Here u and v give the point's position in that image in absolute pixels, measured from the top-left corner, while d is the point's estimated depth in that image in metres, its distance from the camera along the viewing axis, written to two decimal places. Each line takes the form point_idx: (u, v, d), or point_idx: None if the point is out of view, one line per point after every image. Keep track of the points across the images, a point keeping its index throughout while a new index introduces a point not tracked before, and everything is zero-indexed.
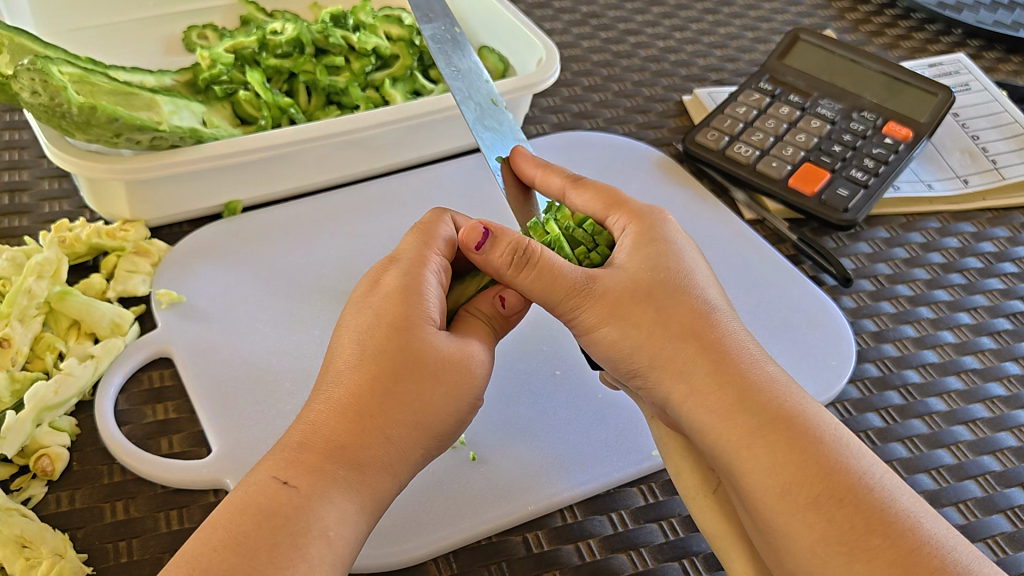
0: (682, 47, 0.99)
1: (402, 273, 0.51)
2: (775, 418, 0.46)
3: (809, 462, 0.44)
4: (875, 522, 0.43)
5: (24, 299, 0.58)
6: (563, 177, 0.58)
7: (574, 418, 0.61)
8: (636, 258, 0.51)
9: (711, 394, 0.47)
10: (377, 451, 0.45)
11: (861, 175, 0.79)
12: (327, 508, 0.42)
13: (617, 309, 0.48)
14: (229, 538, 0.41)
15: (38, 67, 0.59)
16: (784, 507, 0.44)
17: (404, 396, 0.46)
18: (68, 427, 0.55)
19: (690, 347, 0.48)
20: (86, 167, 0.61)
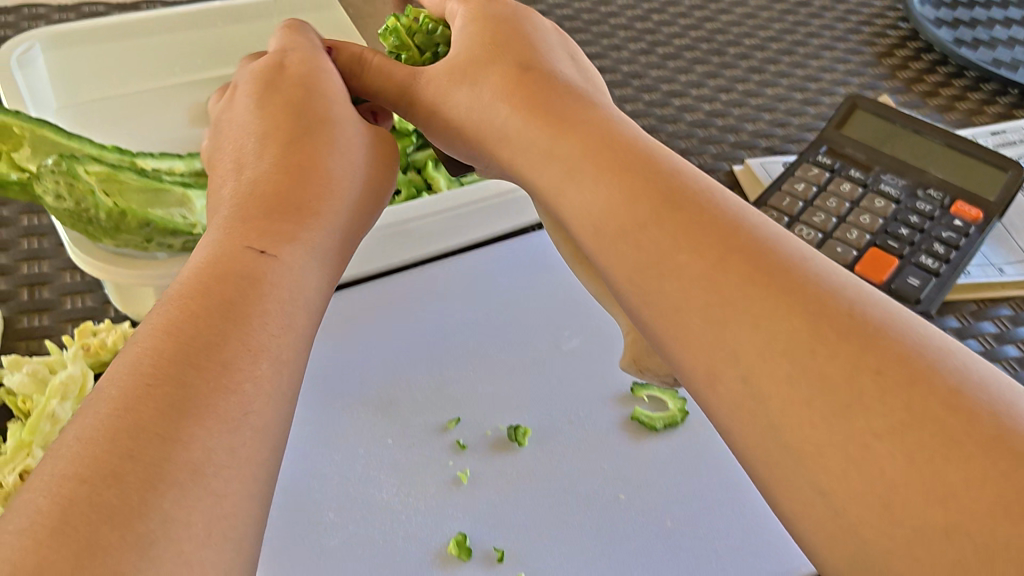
0: (729, 110, 0.95)
1: (297, 107, 0.51)
2: (748, 251, 0.39)
3: (782, 292, 0.36)
4: (846, 324, 0.34)
5: (48, 423, 0.53)
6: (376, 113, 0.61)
7: (644, 552, 0.55)
8: (581, 129, 0.46)
9: (675, 254, 0.40)
10: (291, 223, 0.43)
11: (931, 261, 0.74)
12: (276, 262, 0.40)
13: (585, 176, 0.45)
14: (175, 340, 0.35)
15: (62, 169, 0.55)
16: (720, 283, 0.38)
17: (325, 208, 0.45)
18: None
19: (649, 208, 0.42)
20: (115, 275, 0.56)
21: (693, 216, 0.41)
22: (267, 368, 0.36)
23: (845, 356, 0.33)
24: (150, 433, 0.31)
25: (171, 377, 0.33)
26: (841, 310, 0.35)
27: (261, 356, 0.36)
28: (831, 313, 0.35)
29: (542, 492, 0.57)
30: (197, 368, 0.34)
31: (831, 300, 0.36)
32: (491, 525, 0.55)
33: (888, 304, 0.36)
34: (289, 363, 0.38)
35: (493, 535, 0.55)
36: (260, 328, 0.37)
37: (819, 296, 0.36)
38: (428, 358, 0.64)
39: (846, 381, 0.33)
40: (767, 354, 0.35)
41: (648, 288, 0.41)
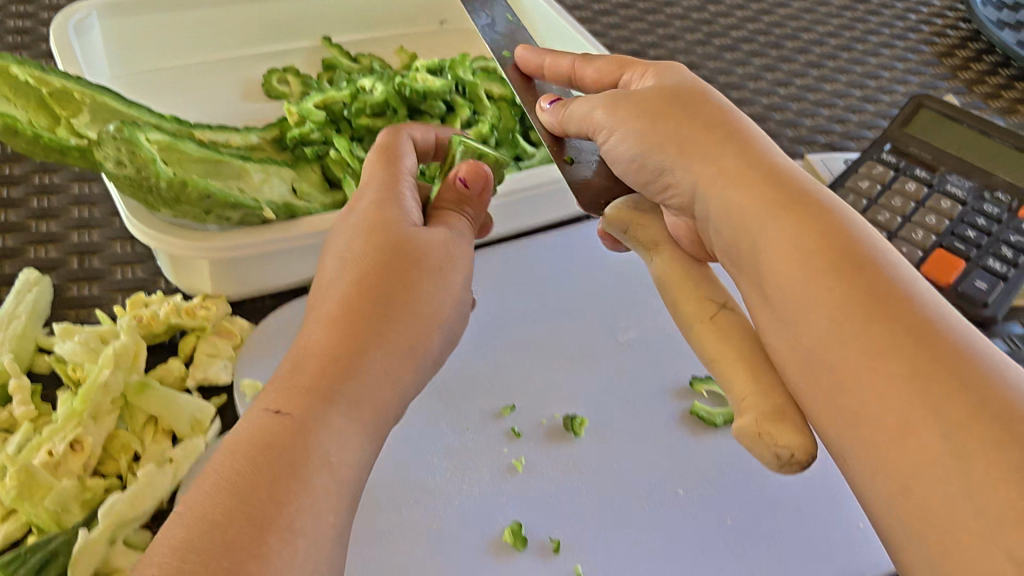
0: (787, 105, 0.93)
1: (386, 208, 0.48)
2: (910, 315, 0.36)
3: (931, 351, 0.34)
4: (1010, 416, 0.32)
5: (99, 393, 0.52)
6: (571, 58, 0.60)
7: (704, 547, 0.54)
8: (744, 171, 0.45)
9: (827, 295, 0.38)
10: (360, 390, 0.40)
11: (1000, 266, 0.72)
12: (331, 433, 0.38)
13: (749, 220, 0.43)
14: (225, 483, 0.35)
15: (124, 135, 0.53)
16: (894, 451, 0.34)
17: (401, 332, 0.43)
18: (143, 543, 0.50)
19: (817, 244, 0.40)
20: (172, 246, 0.55)
21: (858, 268, 0.39)
22: (320, 483, 0.36)
23: (970, 414, 0.32)
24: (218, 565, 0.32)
25: (229, 518, 0.34)
26: (977, 379, 0.33)
27: (304, 494, 0.35)
28: (954, 364, 0.34)
29: (599, 483, 0.56)
30: (242, 515, 0.34)
31: (947, 343, 0.35)
32: (546, 515, 0.54)
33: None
34: (341, 483, 0.37)
35: (547, 524, 0.54)
36: (293, 500, 0.35)
37: (949, 351, 0.35)
38: (480, 341, 0.63)
39: (971, 446, 0.31)
40: (897, 396, 0.34)
41: (788, 317, 0.40)
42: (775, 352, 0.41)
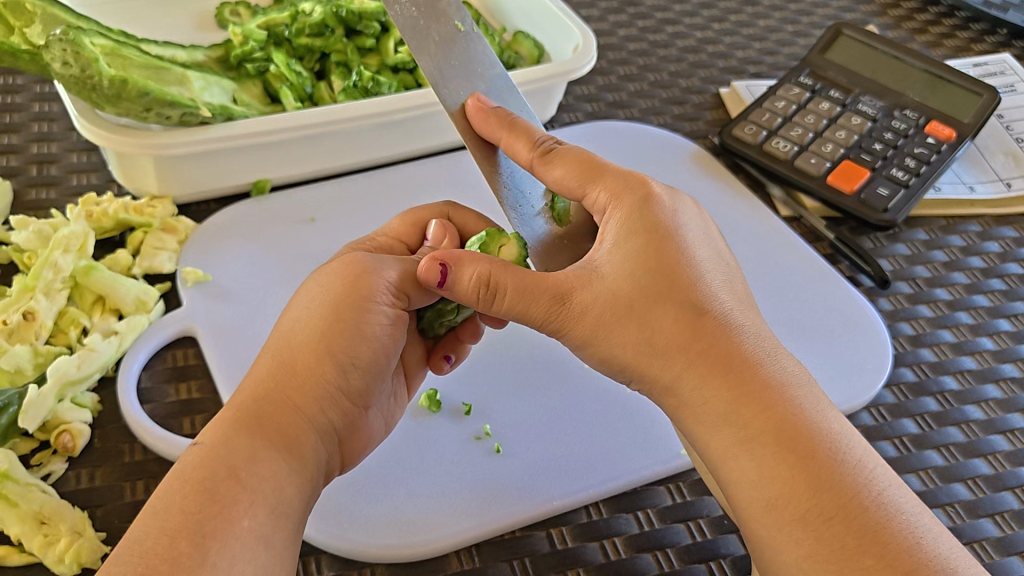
0: (720, 38, 0.97)
1: (311, 295, 0.49)
2: (786, 437, 0.41)
3: (817, 478, 0.40)
4: (868, 542, 0.38)
5: (49, 272, 0.57)
6: (531, 147, 0.50)
7: (601, 414, 0.60)
8: (621, 257, 0.45)
9: (712, 409, 0.42)
10: (286, 424, 0.44)
11: (902, 174, 0.76)
12: (255, 468, 0.41)
13: (601, 322, 0.45)
14: (161, 512, 0.39)
15: (69, 37, 0.58)
16: (768, 520, 0.41)
17: (311, 409, 0.45)
18: (91, 404, 0.55)
19: (692, 372, 0.43)
20: (116, 142, 0.60)
21: (737, 389, 0.42)
22: (264, 520, 0.40)
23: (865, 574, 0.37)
24: (183, 566, 0.36)
25: (160, 550, 0.37)
26: (864, 505, 0.40)
27: (245, 517, 0.39)
28: (844, 511, 0.39)
29: (515, 359, 0.63)
30: (188, 545, 0.37)
31: (844, 492, 0.40)
32: (462, 385, 0.60)
33: (892, 495, 0.41)
34: (273, 511, 0.41)
35: (463, 393, 0.60)
36: (229, 517, 0.39)
37: (844, 502, 0.39)
38: None
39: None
40: (799, 565, 0.39)
41: (709, 460, 0.44)
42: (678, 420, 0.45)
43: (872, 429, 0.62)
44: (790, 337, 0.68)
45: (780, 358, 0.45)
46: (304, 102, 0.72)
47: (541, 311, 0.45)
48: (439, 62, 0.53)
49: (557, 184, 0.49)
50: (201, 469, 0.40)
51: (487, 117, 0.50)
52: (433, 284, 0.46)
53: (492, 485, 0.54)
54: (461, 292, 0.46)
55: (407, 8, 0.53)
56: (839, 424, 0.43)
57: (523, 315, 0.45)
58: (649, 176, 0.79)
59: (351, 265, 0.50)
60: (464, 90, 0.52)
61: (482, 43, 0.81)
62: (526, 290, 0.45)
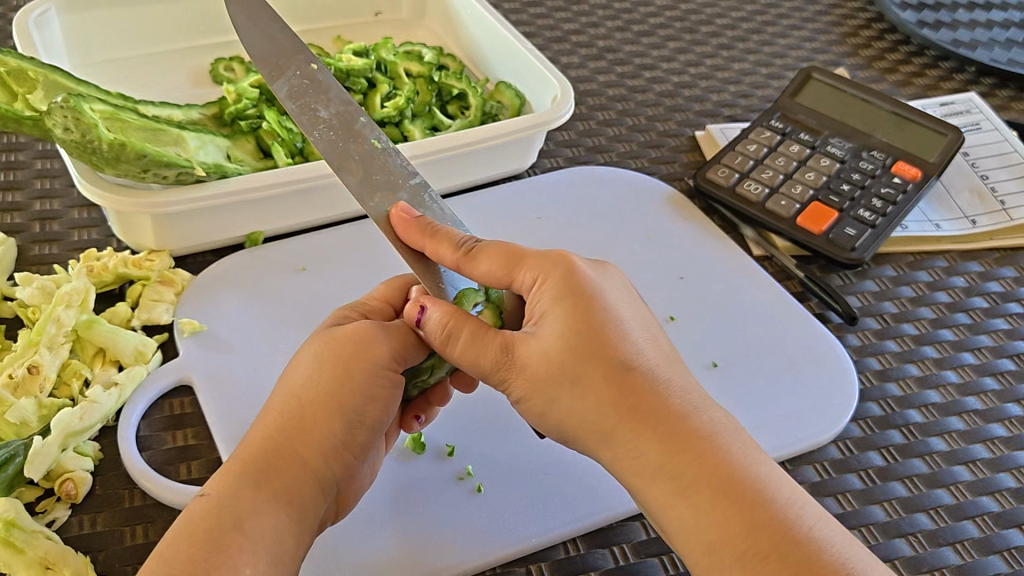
0: (696, 82, 1.00)
1: (316, 355, 0.51)
2: (717, 484, 0.45)
3: (746, 521, 0.44)
4: None
5: (53, 327, 0.60)
6: (456, 249, 0.52)
7: (578, 451, 0.63)
8: (552, 325, 0.48)
9: (646, 462, 0.46)
10: (291, 479, 0.47)
11: (869, 215, 0.79)
12: (259, 519, 0.45)
13: (539, 384, 0.48)
14: (171, 562, 0.43)
15: (71, 104, 0.62)
16: (710, 563, 0.44)
17: (318, 463, 0.48)
18: (92, 452, 0.58)
19: (623, 427, 0.46)
20: (116, 201, 0.64)
21: (668, 441, 0.46)
22: (263, 569, 0.44)
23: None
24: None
25: None
26: (795, 539, 0.43)
27: (246, 568, 0.43)
28: (782, 548, 0.43)
29: (497, 401, 0.66)
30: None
31: (780, 532, 0.43)
32: (447, 426, 0.63)
33: (825, 532, 0.44)
34: (272, 561, 0.44)
35: (447, 434, 0.63)
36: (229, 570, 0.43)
37: (779, 541, 0.43)
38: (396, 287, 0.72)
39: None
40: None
41: (648, 507, 0.47)
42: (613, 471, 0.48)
43: (839, 462, 0.65)
44: (762, 373, 0.71)
45: (705, 409, 0.48)
46: (295, 157, 0.75)
47: (487, 364, 0.49)
48: (362, 182, 0.57)
49: (483, 278, 0.52)
50: (206, 522, 0.44)
51: (410, 228, 0.54)
52: (412, 323, 0.52)
53: (474, 524, 0.57)
54: (427, 332, 0.51)
55: (325, 133, 0.59)
56: (767, 466, 0.47)
57: (470, 363, 0.50)
58: (627, 219, 0.83)
59: (359, 329, 0.51)
60: (384, 205, 0.57)
61: (466, 95, 0.84)
62: (478, 340, 0.49)
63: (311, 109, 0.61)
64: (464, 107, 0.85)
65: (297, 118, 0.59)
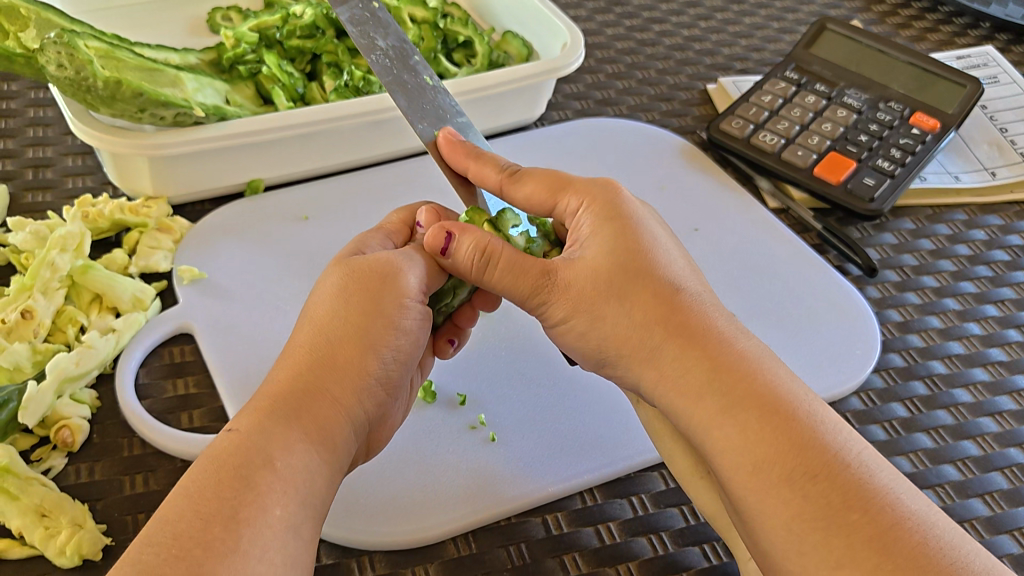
0: (706, 36, 0.98)
1: (340, 289, 0.49)
2: (764, 403, 0.42)
3: (795, 443, 0.41)
4: (851, 497, 0.39)
5: (47, 272, 0.58)
6: (499, 170, 0.53)
7: (593, 400, 0.61)
8: (599, 243, 0.48)
9: (692, 379, 0.44)
10: (325, 413, 0.44)
11: (887, 164, 0.77)
12: (291, 458, 0.42)
13: (582, 302, 0.47)
14: (194, 497, 0.39)
15: (64, 40, 0.59)
16: (756, 485, 0.41)
17: (350, 404, 0.45)
18: (89, 400, 0.56)
19: (670, 343, 0.45)
20: (110, 142, 0.61)
21: (716, 358, 0.44)
22: (294, 510, 0.40)
23: (851, 529, 0.38)
24: (215, 552, 0.37)
25: (195, 534, 0.37)
26: (844, 462, 0.41)
27: (277, 507, 0.40)
28: (829, 471, 0.40)
29: (509, 350, 0.63)
30: (221, 531, 0.38)
31: (827, 454, 0.41)
32: (457, 375, 0.61)
33: (870, 457, 0.42)
34: (303, 499, 0.41)
35: (458, 383, 0.61)
36: (262, 502, 0.39)
37: (828, 463, 0.40)
38: None
39: (833, 542, 0.38)
40: (787, 527, 0.40)
41: (691, 431, 0.44)
42: (656, 396, 0.46)
43: (862, 413, 0.63)
44: (780, 324, 0.68)
45: (746, 338, 0.46)
46: (297, 103, 0.73)
47: (527, 286, 0.48)
48: (414, 104, 0.57)
49: (527, 201, 0.52)
50: (241, 451, 0.41)
51: (454, 148, 0.54)
52: (436, 251, 0.49)
53: (489, 475, 0.55)
54: (459, 260, 0.49)
55: (382, 57, 0.59)
56: (812, 395, 0.44)
57: (511, 288, 0.48)
58: (638, 171, 0.80)
59: (380, 266, 0.50)
60: (434, 127, 0.56)
61: (472, 43, 0.82)
62: (517, 262, 0.48)
63: (369, 37, 0.60)
64: (471, 55, 0.83)
65: (356, 43, 0.60)
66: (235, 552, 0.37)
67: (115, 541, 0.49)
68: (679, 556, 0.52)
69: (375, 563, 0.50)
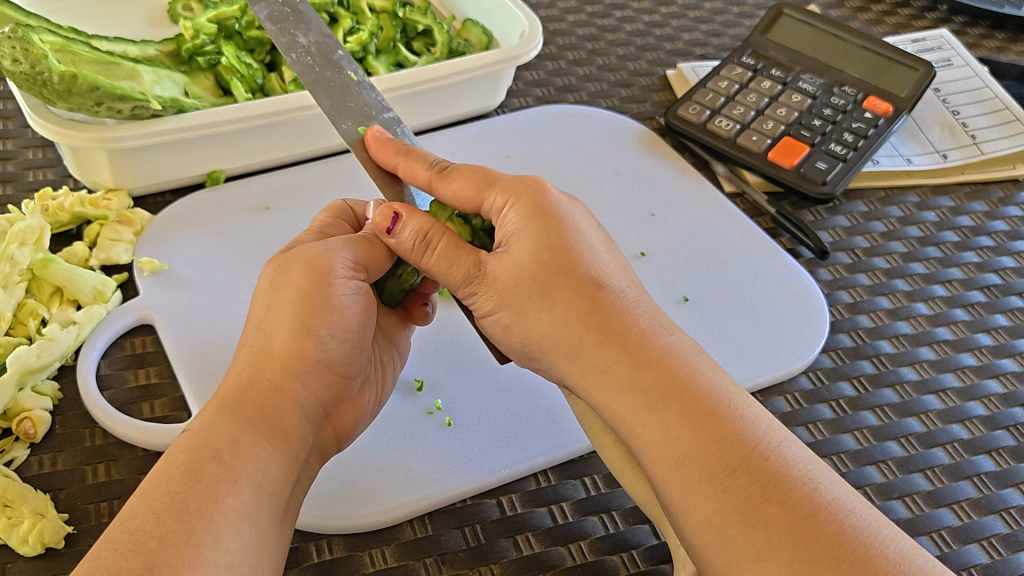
0: (667, 22, 0.99)
1: (272, 283, 0.50)
2: (687, 400, 0.44)
3: (715, 438, 0.43)
4: (771, 490, 0.41)
5: (7, 266, 0.58)
6: (428, 167, 0.52)
7: (548, 384, 0.62)
8: (523, 242, 0.48)
9: (613, 378, 0.45)
10: (269, 407, 0.46)
11: (840, 148, 0.78)
12: (238, 450, 0.43)
13: (508, 297, 0.48)
14: (148, 494, 0.40)
15: (18, 35, 0.59)
16: (679, 479, 0.43)
17: (290, 389, 0.47)
18: (51, 392, 0.56)
19: (591, 340, 0.46)
20: (68, 136, 0.61)
21: (636, 356, 0.45)
22: (248, 499, 0.42)
23: (768, 521, 0.40)
24: (170, 543, 0.38)
25: (148, 529, 0.39)
26: (760, 457, 0.42)
27: (230, 496, 0.41)
28: (746, 465, 0.42)
29: (466, 335, 0.65)
30: (174, 523, 0.39)
31: (748, 448, 0.42)
32: (414, 361, 0.62)
33: (789, 445, 0.44)
34: (257, 488, 0.43)
35: (416, 369, 0.62)
36: (216, 494, 0.41)
37: (747, 456, 0.42)
38: None
39: (753, 534, 0.40)
40: (710, 520, 0.41)
41: (619, 430, 0.46)
42: (586, 391, 0.47)
43: (810, 392, 0.65)
44: (732, 307, 0.70)
45: (669, 333, 0.47)
46: (256, 93, 0.74)
47: (461, 274, 0.49)
48: (336, 104, 0.57)
49: (455, 198, 0.52)
50: (193, 448, 0.42)
51: (385, 147, 0.53)
52: (382, 231, 0.51)
53: (444, 458, 0.57)
54: (400, 242, 0.51)
55: (303, 57, 0.60)
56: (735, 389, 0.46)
57: (445, 273, 0.50)
58: (596, 157, 0.82)
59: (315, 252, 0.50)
60: (358, 126, 0.56)
61: (431, 31, 0.83)
62: (456, 250, 0.49)
63: (290, 35, 0.62)
64: (430, 44, 0.84)
65: (276, 42, 0.61)
66: (195, 541, 0.39)
67: (77, 529, 0.50)
68: (629, 534, 0.54)
69: (333, 546, 0.52)
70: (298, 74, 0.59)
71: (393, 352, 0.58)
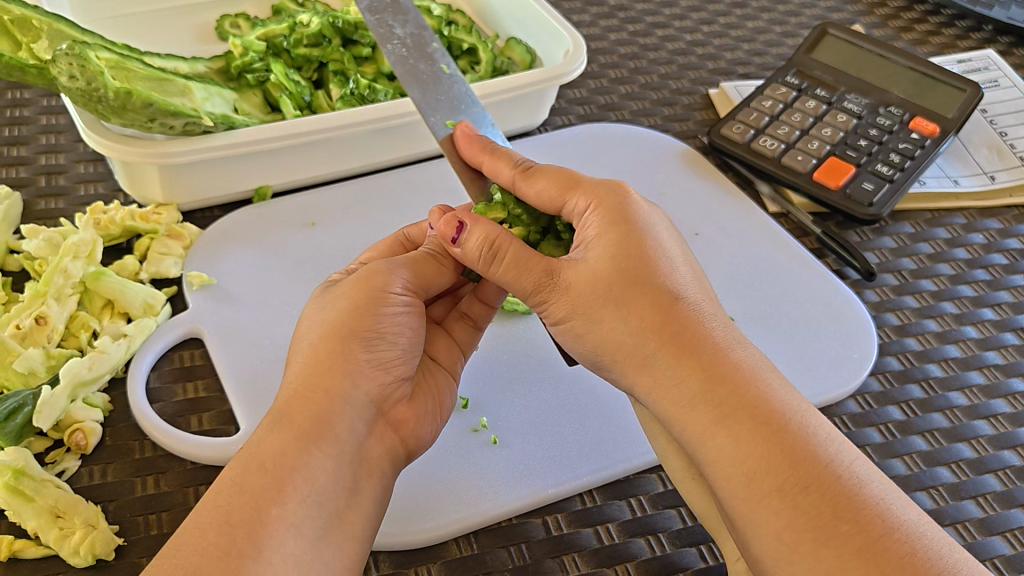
0: (709, 41, 0.99)
1: (322, 307, 0.51)
2: (757, 416, 0.43)
3: (786, 453, 0.42)
4: (842, 507, 0.40)
5: (60, 278, 0.59)
6: (513, 167, 0.53)
7: (595, 403, 0.62)
8: (602, 247, 0.48)
9: (684, 391, 0.45)
10: (316, 411, 0.45)
11: (887, 169, 0.78)
12: (285, 459, 0.43)
13: (579, 305, 0.48)
14: (203, 508, 0.41)
15: (75, 52, 0.60)
16: (749, 494, 0.42)
17: (342, 389, 0.47)
18: (102, 404, 0.57)
19: (665, 351, 0.45)
20: (121, 151, 0.62)
21: (709, 367, 0.45)
22: (293, 509, 0.42)
23: (839, 537, 0.40)
24: (214, 556, 0.38)
25: (199, 544, 0.39)
26: (835, 475, 0.42)
27: (273, 506, 0.41)
28: (818, 483, 0.41)
29: (513, 354, 0.65)
30: (217, 535, 0.39)
31: (823, 466, 0.42)
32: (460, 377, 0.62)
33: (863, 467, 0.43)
34: (308, 497, 0.43)
35: (463, 387, 0.62)
36: (263, 508, 0.41)
37: (821, 476, 0.42)
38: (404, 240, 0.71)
39: (823, 553, 0.39)
40: (778, 536, 0.41)
41: (688, 441, 0.45)
42: (656, 403, 0.46)
43: (858, 416, 0.64)
44: (778, 328, 0.70)
45: (741, 346, 0.47)
46: (303, 110, 0.75)
47: (531, 282, 0.49)
48: (427, 95, 0.60)
49: (539, 197, 0.52)
50: (239, 466, 0.43)
51: (472, 144, 0.55)
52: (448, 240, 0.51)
53: (493, 476, 0.56)
54: (466, 251, 0.50)
55: (399, 47, 0.63)
56: (808, 406, 0.45)
57: (514, 283, 0.49)
58: (642, 175, 0.81)
59: (370, 273, 0.51)
60: (446, 119, 0.59)
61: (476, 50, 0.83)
62: (525, 258, 0.48)
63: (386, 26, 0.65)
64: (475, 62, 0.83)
65: (375, 32, 0.64)
66: (240, 553, 0.39)
67: (127, 541, 0.51)
68: (676, 557, 0.54)
69: (380, 563, 0.52)
70: (392, 65, 0.62)
71: (444, 373, 0.57)
